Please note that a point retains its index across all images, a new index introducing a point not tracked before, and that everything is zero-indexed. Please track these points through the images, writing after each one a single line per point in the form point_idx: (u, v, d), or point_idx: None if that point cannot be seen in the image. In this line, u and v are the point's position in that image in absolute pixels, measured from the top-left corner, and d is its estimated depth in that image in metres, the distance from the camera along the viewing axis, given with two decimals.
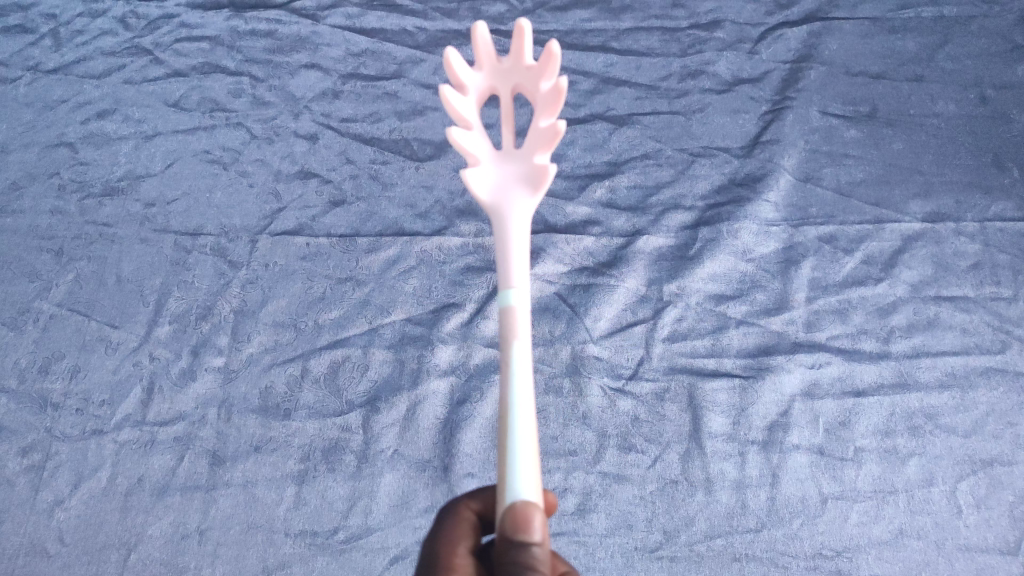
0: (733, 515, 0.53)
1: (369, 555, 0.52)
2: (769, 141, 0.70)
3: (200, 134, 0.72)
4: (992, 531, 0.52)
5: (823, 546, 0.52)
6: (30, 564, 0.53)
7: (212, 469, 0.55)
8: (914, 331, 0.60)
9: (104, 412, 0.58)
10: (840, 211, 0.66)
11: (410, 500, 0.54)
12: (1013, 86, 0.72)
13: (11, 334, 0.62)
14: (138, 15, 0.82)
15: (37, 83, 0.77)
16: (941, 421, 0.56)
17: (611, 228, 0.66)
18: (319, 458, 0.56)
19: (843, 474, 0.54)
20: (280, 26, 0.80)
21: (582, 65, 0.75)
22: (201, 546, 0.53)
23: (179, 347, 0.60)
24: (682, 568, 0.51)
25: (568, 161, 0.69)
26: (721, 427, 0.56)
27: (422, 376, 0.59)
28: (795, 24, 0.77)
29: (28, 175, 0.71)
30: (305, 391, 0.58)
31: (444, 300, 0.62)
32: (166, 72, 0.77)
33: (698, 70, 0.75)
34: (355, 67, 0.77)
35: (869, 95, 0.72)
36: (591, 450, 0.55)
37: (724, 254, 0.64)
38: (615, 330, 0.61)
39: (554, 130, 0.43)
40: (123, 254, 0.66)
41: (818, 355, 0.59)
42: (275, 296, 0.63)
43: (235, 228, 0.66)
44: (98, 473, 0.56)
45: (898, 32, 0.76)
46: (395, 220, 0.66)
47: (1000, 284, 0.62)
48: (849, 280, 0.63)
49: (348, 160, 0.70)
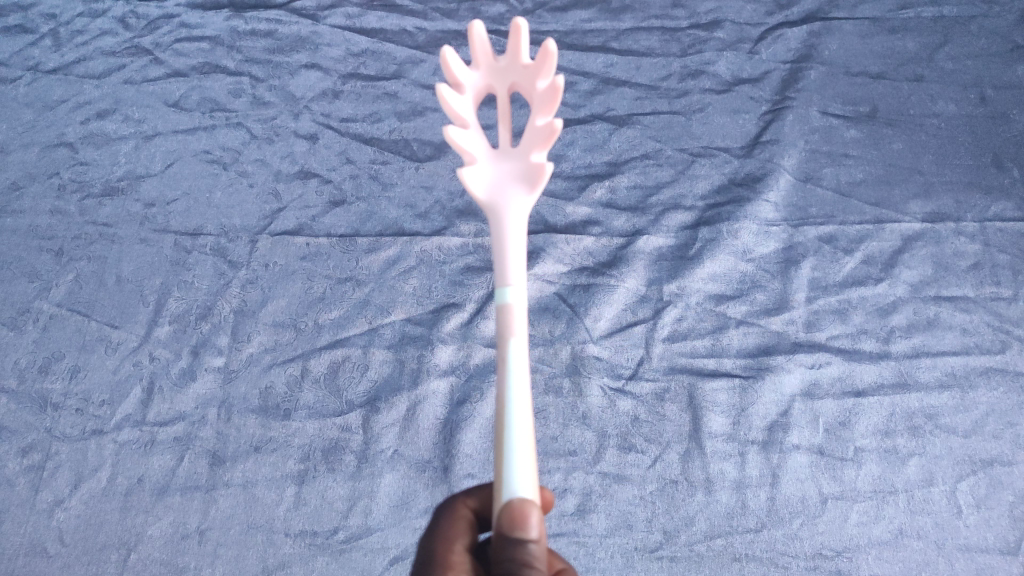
0: (733, 515, 0.53)
1: (369, 555, 0.52)
2: (768, 141, 0.70)
3: (200, 134, 0.72)
4: (993, 531, 0.52)
5: (824, 546, 0.52)
6: (30, 564, 0.53)
7: (212, 469, 0.55)
8: (914, 331, 0.60)
9: (104, 412, 0.58)
10: (841, 211, 0.66)
11: (410, 501, 0.54)
12: (1013, 86, 0.72)
13: (11, 333, 0.62)
14: (138, 15, 0.82)
15: (37, 83, 0.77)
16: (941, 421, 0.56)
17: (611, 228, 0.66)
18: (319, 458, 0.56)
19: (843, 473, 0.54)
20: (280, 26, 0.80)
21: (582, 65, 0.75)
22: (202, 546, 0.53)
23: (179, 347, 0.60)
24: (682, 568, 0.51)
25: (568, 161, 0.69)
26: (721, 427, 0.56)
27: (421, 376, 0.59)
28: (795, 24, 0.77)
29: (28, 175, 0.71)
30: (305, 391, 0.58)
31: (444, 300, 0.62)
32: (166, 72, 0.77)
33: (698, 70, 0.75)
34: (355, 66, 0.77)
35: (869, 95, 0.72)
36: (591, 450, 0.55)
37: (724, 253, 0.64)
38: (614, 330, 0.61)
39: (551, 128, 0.43)
40: (122, 253, 0.66)
41: (818, 355, 0.59)
42: (275, 296, 0.63)
43: (235, 228, 0.66)
44: (97, 473, 0.56)
45: (897, 32, 0.76)
46: (395, 220, 0.66)
47: (999, 284, 0.62)
48: (849, 280, 0.63)
49: (348, 159, 0.70)
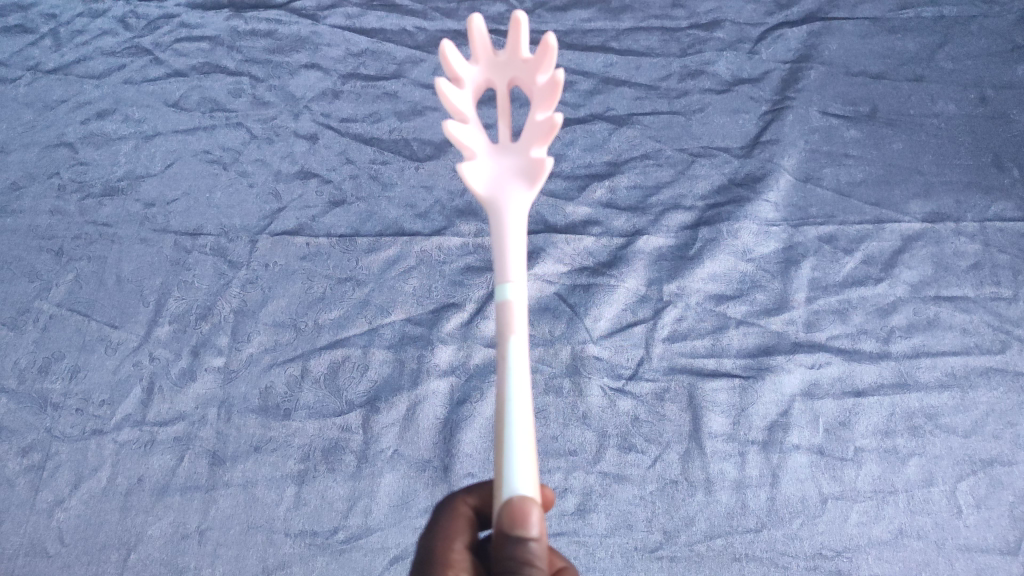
0: (733, 515, 0.53)
1: (369, 555, 0.52)
2: (768, 141, 0.70)
3: (200, 134, 0.72)
4: (993, 531, 0.52)
5: (823, 546, 0.52)
6: (29, 564, 0.53)
7: (212, 469, 0.55)
8: (914, 331, 0.60)
9: (103, 412, 0.58)
10: (841, 211, 0.66)
11: (410, 501, 0.54)
12: (1013, 86, 0.72)
13: (11, 334, 0.62)
14: (138, 15, 0.82)
15: (37, 83, 0.77)
16: (941, 421, 0.56)
17: (611, 228, 0.66)
18: (319, 458, 0.56)
19: (843, 473, 0.54)
20: (280, 26, 0.80)
21: (582, 65, 0.75)
22: (202, 546, 0.53)
23: (179, 347, 0.60)
24: (682, 568, 0.51)
25: (568, 162, 0.69)
26: (721, 427, 0.56)
27: (421, 376, 0.59)
28: (795, 24, 0.77)
29: (28, 175, 0.71)
30: (305, 391, 0.58)
31: (444, 300, 0.62)
32: (166, 72, 0.77)
33: (698, 70, 0.75)
34: (355, 66, 0.77)
35: (869, 94, 0.72)
36: (591, 450, 0.55)
37: (724, 254, 0.64)
38: (614, 330, 0.61)
39: (551, 123, 0.43)
40: (122, 253, 0.66)
41: (818, 355, 0.59)
42: (275, 296, 0.63)
43: (235, 228, 0.66)
44: (97, 473, 0.56)
45: (897, 32, 0.76)
46: (395, 220, 0.66)
47: (999, 284, 0.62)
48: (849, 280, 0.63)
49: (348, 159, 0.70)
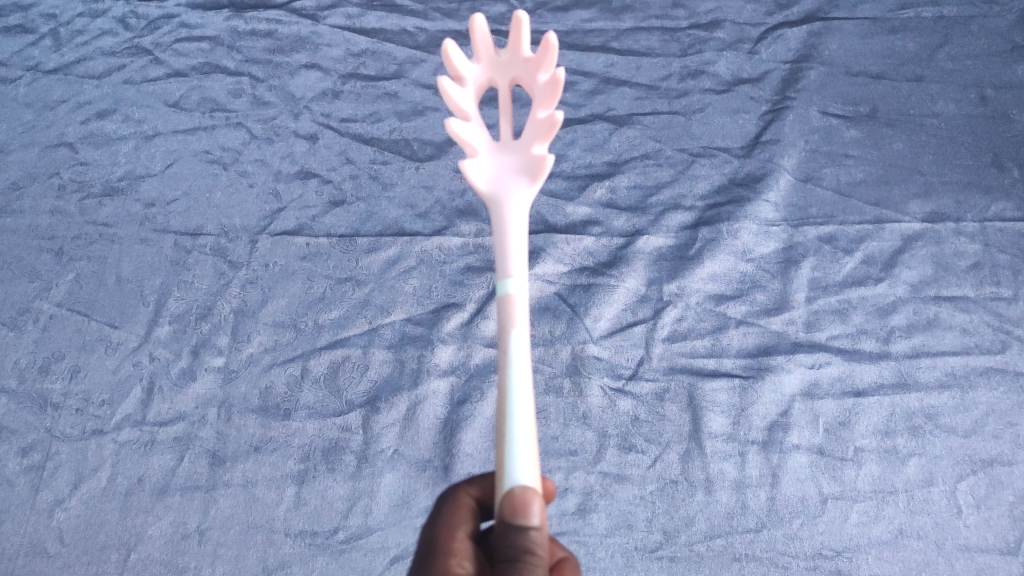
0: (733, 515, 0.53)
1: (369, 555, 0.52)
2: (768, 141, 0.70)
3: (200, 134, 0.72)
4: (992, 531, 0.52)
5: (823, 546, 0.52)
6: (29, 564, 0.53)
7: (212, 469, 0.55)
8: (914, 331, 0.60)
9: (104, 412, 0.58)
10: (841, 211, 0.66)
11: (410, 500, 0.54)
12: (1012, 86, 0.72)
13: (11, 334, 0.62)
14: (138, 15, 0.82)
15: (37, 83, 0.77)
16: (941, 421, 0.56)
17: (611, 228, 0.66)
18: (318, 458, 0.56)
19: (843, 474, 0.54)
20: (280, 26, 0.80)
21: (582, 65, 0.75)
22: (201, 546, 0.53)
23: (179, 347, 0.60)
24: (682, 568, 0.51)
25: (568, 162, 0.69)
26: (721, 427, 0.56)
27: (421, 376, 0.59)
28: (795, 23, 0.77)
29: (28, 175, 0.71)
30: (305, 391, 0.58)
31: (444, 300, 0.62)
32: (166, 72, 0.77)
33: (698, 70, 0.75)
34: (355, 66, 0.77)
35: (869, 94, 0.72)
36: (591, 450, 0.55)
37: (723, 253, 0.64)
38: (614, 330, 0.61)
39: (552, 121, 0.44)
40: (122, 253, 0.66)
41: (818, 355, 0.59)
42: (275, 296, 0.63)
43: (235, 228, 0.66)
44: (97, 473, 0.56)
45: (897, 32, 0.76)
46: (395, 220, 0.66)
47: (999, 284, 0.62)
48: (849, 280, 0.63)
49: (347, 159, 0.70)
